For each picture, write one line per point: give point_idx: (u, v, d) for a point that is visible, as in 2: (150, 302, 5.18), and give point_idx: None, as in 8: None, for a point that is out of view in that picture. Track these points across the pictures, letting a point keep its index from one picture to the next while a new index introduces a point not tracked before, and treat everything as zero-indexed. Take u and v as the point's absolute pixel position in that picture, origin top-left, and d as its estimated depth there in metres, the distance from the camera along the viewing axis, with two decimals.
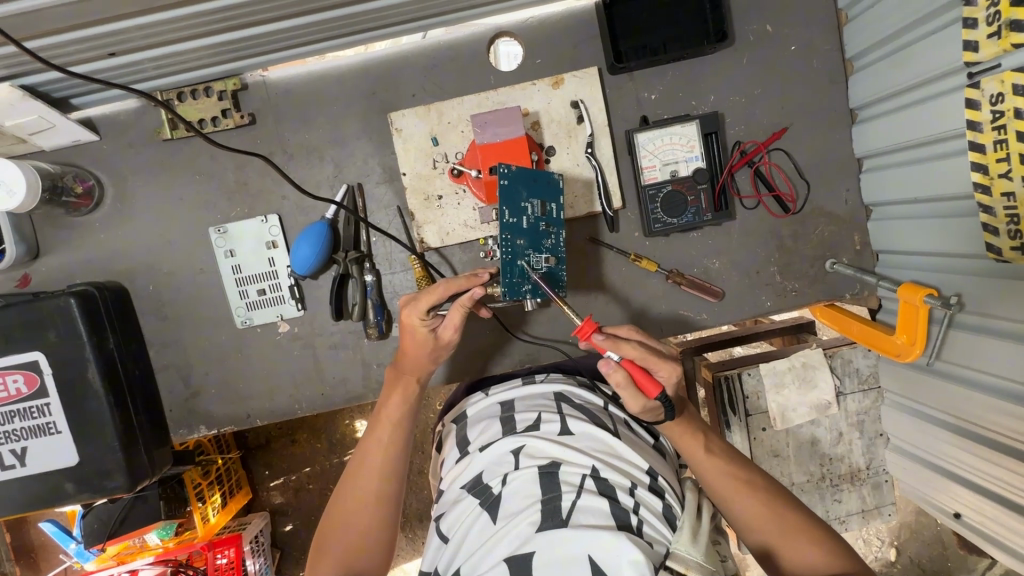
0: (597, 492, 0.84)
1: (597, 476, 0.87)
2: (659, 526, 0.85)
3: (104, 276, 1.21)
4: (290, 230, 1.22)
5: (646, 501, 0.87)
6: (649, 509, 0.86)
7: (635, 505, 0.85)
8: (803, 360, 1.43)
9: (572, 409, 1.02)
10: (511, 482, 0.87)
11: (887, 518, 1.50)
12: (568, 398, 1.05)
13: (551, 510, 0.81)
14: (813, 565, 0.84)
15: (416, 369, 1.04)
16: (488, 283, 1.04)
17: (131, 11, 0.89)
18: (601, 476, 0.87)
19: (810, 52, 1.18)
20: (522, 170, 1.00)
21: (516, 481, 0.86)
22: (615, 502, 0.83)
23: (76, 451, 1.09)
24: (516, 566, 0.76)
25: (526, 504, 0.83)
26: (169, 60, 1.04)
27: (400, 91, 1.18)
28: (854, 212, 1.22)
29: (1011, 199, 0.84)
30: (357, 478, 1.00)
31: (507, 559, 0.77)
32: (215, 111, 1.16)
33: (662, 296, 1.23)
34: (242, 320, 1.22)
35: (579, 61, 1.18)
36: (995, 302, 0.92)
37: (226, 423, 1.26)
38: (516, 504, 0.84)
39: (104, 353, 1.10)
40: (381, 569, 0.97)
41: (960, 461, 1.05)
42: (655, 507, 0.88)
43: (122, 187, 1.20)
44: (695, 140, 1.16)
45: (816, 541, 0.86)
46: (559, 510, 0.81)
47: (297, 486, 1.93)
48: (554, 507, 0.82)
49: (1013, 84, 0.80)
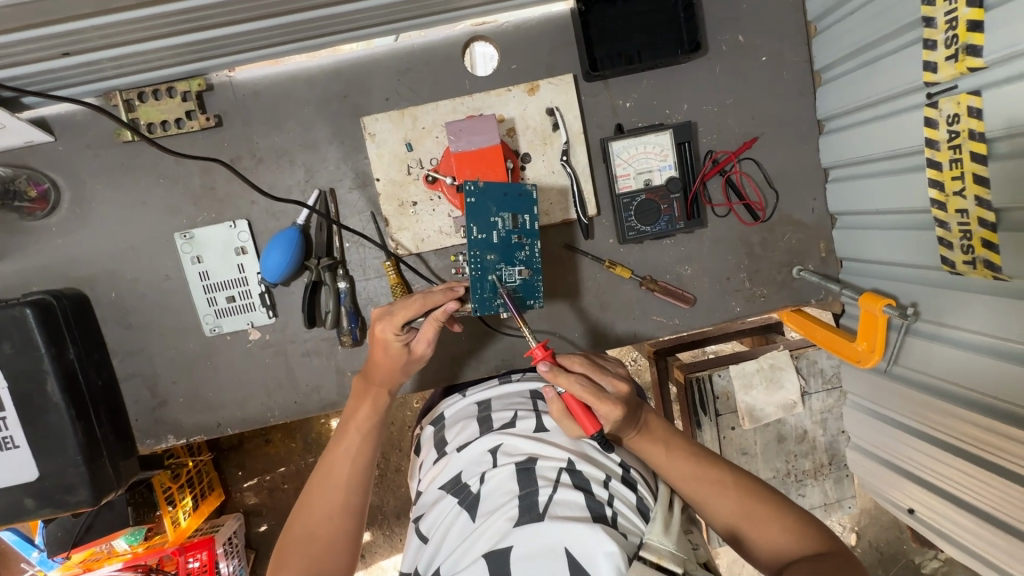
0: (572, 486, 0.85)
1: (572, 470, 0.88)
2: (632, 518, 0.86)
3: (62, 283, 1.16)
4: (259, 236, 1.18)
5: (620, 494, 0.88)
6: (623, 500, 0.88)
7: (609, 497, 0.86)
8: (770, 362, 1.48)
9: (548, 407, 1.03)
10: (489, 480, 0.88)
11: (848, 510, 1.56)
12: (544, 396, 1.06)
13: (528, 506, 0.82)
14: (782, 545, 0.85)
15: (388, 381, 1.04)
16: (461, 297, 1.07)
17: (85, 12, 0.84)
18: (576, 470, 0.88)
19: (781, 63, 1.20)
20: (490, 185, 1.00)
21: (493, 479, 0.87)
22: (591, 495, 0.84)
23: (36, 465, 1.06)
24: (495, 562, 0.76)
25: (503, 501, 0.84)
26: (127, 60, 1.00)
27: (374, 94, 1.16)
28: (821, 220, 1.25)
29: (964, 216, 0.88)
30: (323, 488, 0.98)
31: (486, 555, 0.77)
32: (179, 113, 1.12)
33: (636, 302, 1.25)
34: (211, 328, 1.19)
35: (554, 68, 1.18)
36: (949, 313, 0.97)
37: (197, 433, 1.24)
38: (495, 501, 0.85)
39: (64, 364, 1.06)
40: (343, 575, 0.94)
41: (914, 459, 1.11)
42: (628, 499, 0.89)
43: (80, 191, 1.15)
44: (669, 148, 1.17)
45: (781, 522, 0.87)
46: (536, 505, 0.82)
47: (271, 486, 1.91)
48: (531, 502, 0.82)
49: (968, 106, 0.83)
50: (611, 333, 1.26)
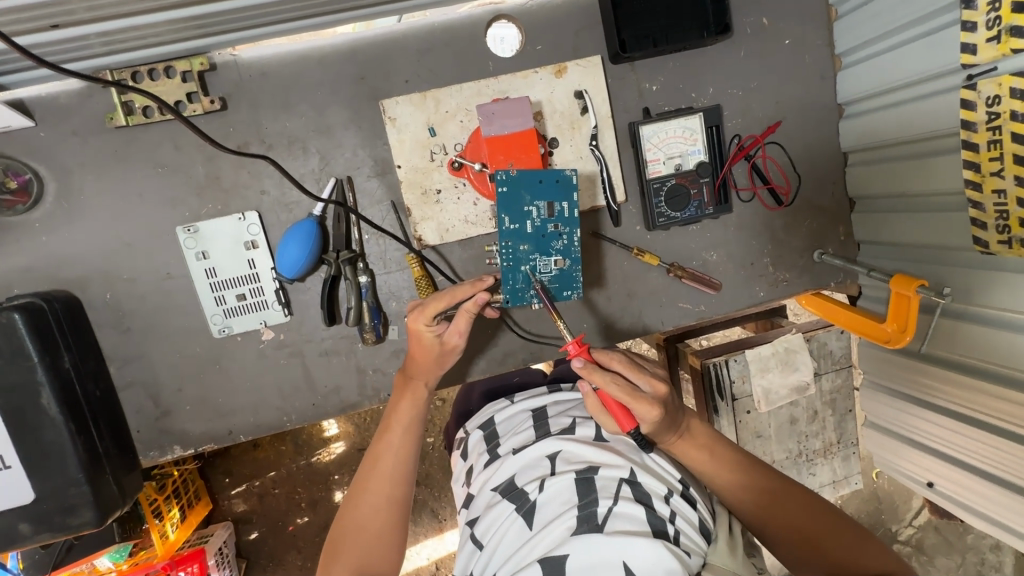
0: (633, 499, 0.80)
1: (632, 482, 0.83)
2: (694, 537, 0.81)
3: (47, 284, 1.05)
4: (271, 228, 1.10)
5: (681, 511, 0.83)
6: (685, 518, 0.82)
7: (671, 514, 0.81)
8: (785, 345, 1.49)
9: None
10: (547, 488, 0.83)
11: (854, 486, 1.61)
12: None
13: (586, 515, 0.78)
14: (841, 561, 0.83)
15: (428, 375, 0.98)
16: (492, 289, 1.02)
17: None
18: (636, 482, 0.83)
19: (804, 46, 1.20)
20: (523, 172, 0.95)
21: (551, 487, 0.83)
22: (652, 510, 0.79)
23: (31, 486, 0.96)
24: (550, 567, 0.73)
25: (561, 511, 0.80)
26: (121, 35, 0.89)
27: (392, 76, 1.09)
28: (840, 204, 1.27)
29: (1002, 196, 0.89)
30: (368, 480, 0.96)
31: (540, 560, 0.75)
32: (179, 95, 1.02)
33: (663, 290, 1.24)
34: (220, 329, 1.11)
35: (580, 48, 1.13)
36: (977, 294, 1.00)
37: (205, 442, 1.15)
38: (552, 511, 0.81)
39: (61, 375, 0.97)
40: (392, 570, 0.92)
41: (936, 436, 1.15)
42: (690, 518, 0.84)
43: (66, 182, 1.03)
44: (698, 133, 1.16)
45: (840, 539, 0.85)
46: (595, 516, 0.78)
47: (261, 492, 1.81)
48: (589, 513, 0.78)
49: (1011, 87, 0.84)
50: (638, 321, 1.24)
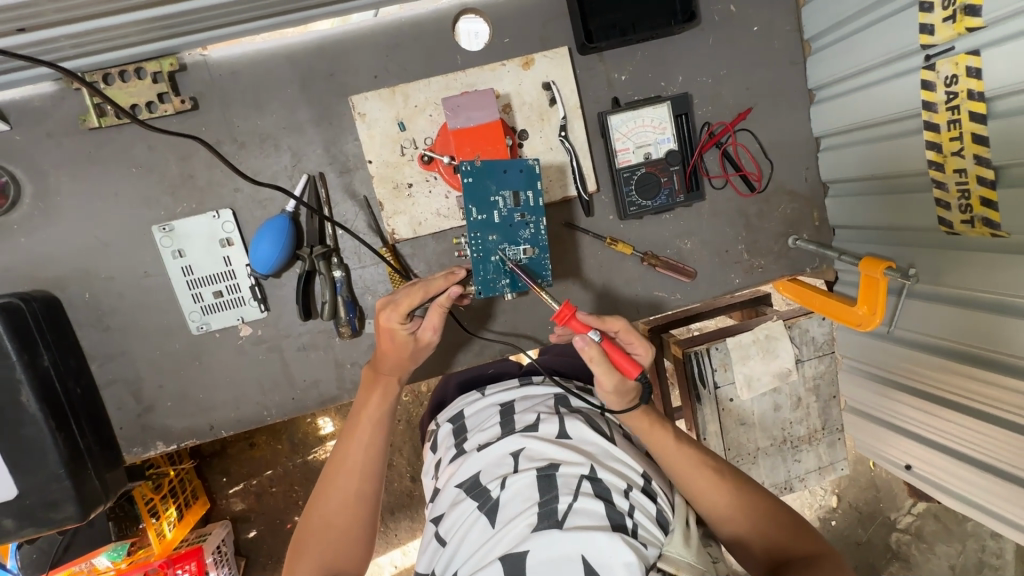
0: (593, 495, 0.81)
1: (593, 478, 0.84)
2: (652, 529, 0.83)
3: (28, 286, 1.07)
4: (246, 225, 1.12)
5: (640, 504, 0.85)
6: (643, 511, 0.84)
7: (630, 508, 0.83)
8: (766, 333, 1.49)
9: (571, 411, 1.00)
10: (509, 486, 0.84)
11: (840, 472, 1.61)
12: (566, 401, 1.03)
13: (547, 512, 0.79)
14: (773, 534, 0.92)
15: (397, 371, 1.00)
16: (464, 281, 1.02)
17: None
18: (597, 478, 0.85)
19: (772, 33, 1.20)
20: (488, 163, 0.96)
21: (514, 484, 0.84)
22: (612, 505, 0.81)
23: (15, 482, 0.98)
24: (511, 566, 0.74)
25: (523, 508, 0.81)
26: (88, 37, 0.90)
27: (361, 72, 1.10)
28: (814, 189, 1.27)
29: (962, 175, 0.90)
30: (336, 479, 0.97)
31: (501, 558, 0.76)
32: (151, 96, 1.04)
33: (638, 279, 1.25)
34: (198, 325, 1.13)
35: (548, 39, 1.14)
36: (946, 274, 0.99)
37: (188, 437, 1.17)
38: (515, 508, 0.82)
39: (39, 373, 0.98)
40: (358, 566, 0.95)
41: (909, 418, 1.18)
42: (649, 511, 0.85)
43: (43, 184, 1.05)
44: (667, 121, 1.16)
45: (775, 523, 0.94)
46: (555, 512, 0.79)
47: (258, 490, 1.83)
48: (550, 510, 0.79)
49: (967, 66, 0.85)
50: (612, 312, 1.25)
